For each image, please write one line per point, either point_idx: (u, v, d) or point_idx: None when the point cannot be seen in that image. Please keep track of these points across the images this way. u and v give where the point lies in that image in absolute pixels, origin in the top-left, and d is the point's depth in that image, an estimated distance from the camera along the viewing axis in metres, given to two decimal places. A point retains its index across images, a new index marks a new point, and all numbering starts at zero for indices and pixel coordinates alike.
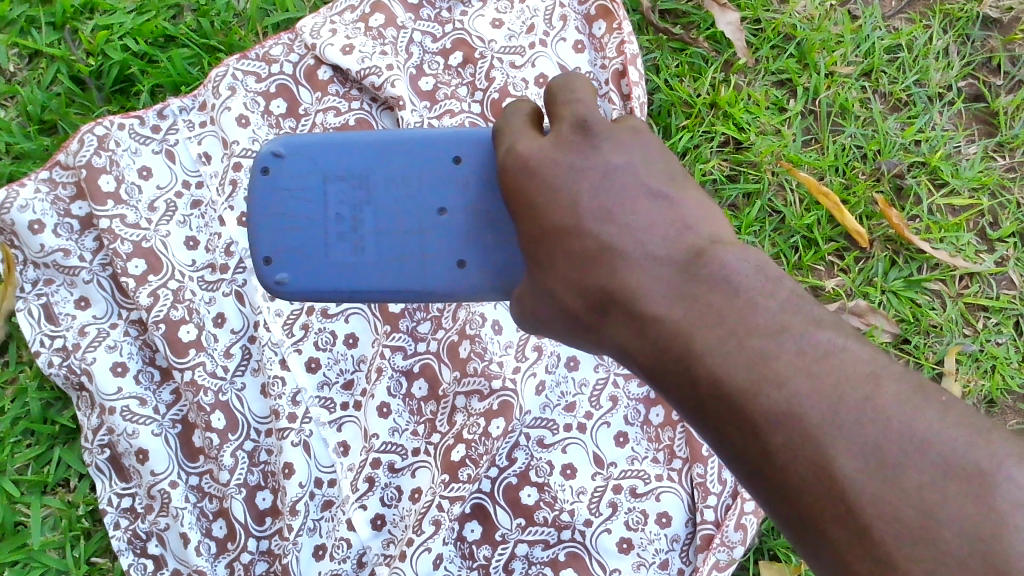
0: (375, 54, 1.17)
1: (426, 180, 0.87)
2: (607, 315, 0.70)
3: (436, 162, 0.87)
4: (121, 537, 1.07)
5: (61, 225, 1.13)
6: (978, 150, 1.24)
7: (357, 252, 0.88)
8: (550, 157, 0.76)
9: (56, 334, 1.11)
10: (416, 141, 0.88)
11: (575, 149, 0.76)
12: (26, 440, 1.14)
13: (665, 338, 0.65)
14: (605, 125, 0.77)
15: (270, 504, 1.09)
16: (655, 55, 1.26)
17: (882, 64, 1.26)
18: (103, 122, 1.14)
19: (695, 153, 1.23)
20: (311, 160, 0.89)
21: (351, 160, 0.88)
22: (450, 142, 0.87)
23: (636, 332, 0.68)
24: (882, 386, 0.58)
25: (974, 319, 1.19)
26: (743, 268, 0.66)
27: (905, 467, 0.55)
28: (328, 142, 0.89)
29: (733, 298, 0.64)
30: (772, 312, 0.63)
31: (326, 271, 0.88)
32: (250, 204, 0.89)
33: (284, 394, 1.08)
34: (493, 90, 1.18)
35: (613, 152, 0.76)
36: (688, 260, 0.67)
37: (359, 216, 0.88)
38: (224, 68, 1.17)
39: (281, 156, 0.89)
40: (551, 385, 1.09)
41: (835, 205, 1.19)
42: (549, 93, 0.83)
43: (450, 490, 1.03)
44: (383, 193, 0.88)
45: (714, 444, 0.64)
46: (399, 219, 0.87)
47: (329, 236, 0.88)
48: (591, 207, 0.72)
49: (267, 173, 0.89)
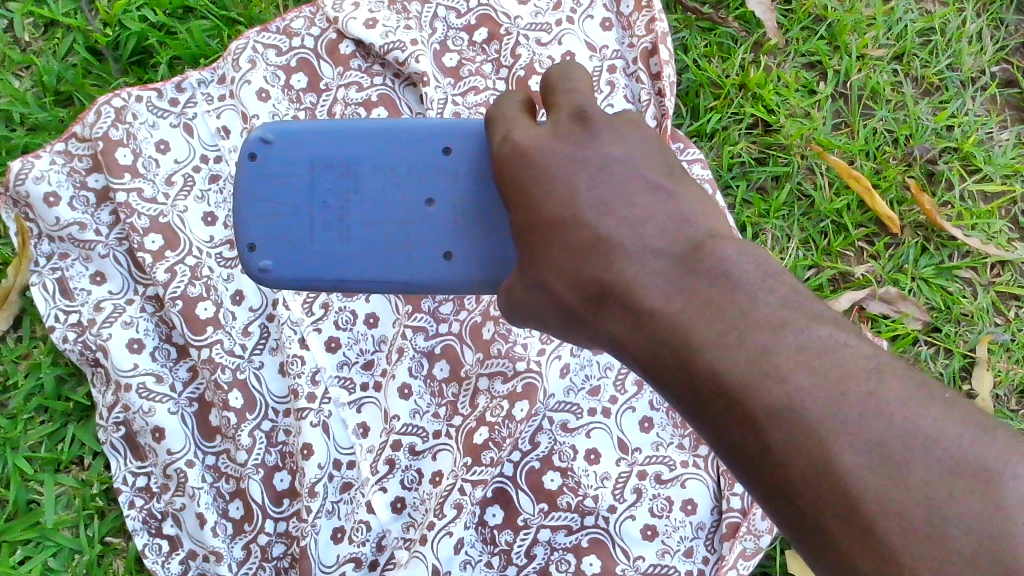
0: (399, 28, 1.14)
1: (415, 169, 0.84)
2: (601, 308, 0.66)
3: (427, 152, 0.84)
4: (136, 516, 1.06)
5: (77, 198, 1.11)
6: (1011, 136, 1.22)
7: (344, 242, 0.85)
8: (547, 147, 0.72)
9: (71, 309, 1.09)
10: (405, 128, 0.85)
11: (574, 139, 0.72)
12: (40, 417, 1.12)
13: (663, 333, 0.61)
14: (605, 117, 0.74)
15: (289, 485, 1.06)
16: (684, 35, 1.24)
17: (915, 47, 1.23)
18: (121, 94, 1.12)
19: (723, 136, 1.21)
20: (299, 145, 0.86)
21: (340, 149, 0.85)
22: (442, 131, 0.84)
23: (633, 326, 0.64)
24: (884, 382, 0.55)
25: (1005, 308, 1.17)
26: (743, 262, 0.62)
27: (910, 463, 0.51)
28: (318, 129, 0.86)
29: (733, 295, 0.60)
30: (771, 308, 0.59)
31: (310, 260, 0.85)
32: (235, 189, 0.86)
33: (303, 372, 1.06)
34: (518, 67, 1.15)
35: (610, 143, 0.72)
36: (686, 255, 0.63)
37: (346, 205, 0.85)
38: (244, 41, 1.14)
39: (269, 142, 0.86)
40: (576, 368, 1.07)
41: (865, 189, 1.17)
42: (547, 85, 0.80)
43: (472, 474, 1.01)
44: (371, 182, 0.85)
45: (712, 444, 0.60)
46: (387, 209, 0.84)
47: (315, 224, 0.85)
48: (587, 197, 0.69)
49: (254, 158, 0.86)
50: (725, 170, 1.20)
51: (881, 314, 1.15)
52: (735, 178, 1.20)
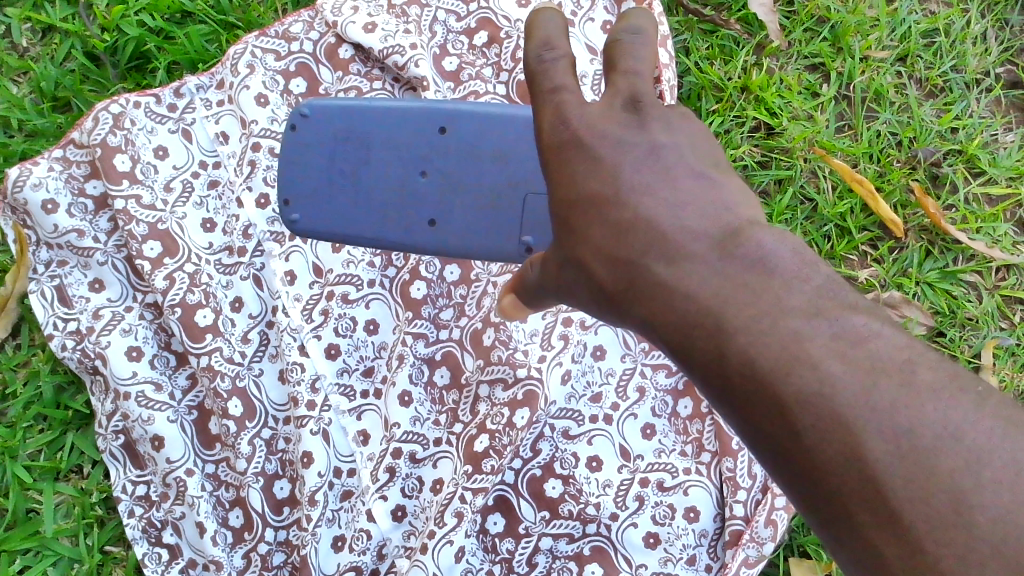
0: (398, 32, 1.13)
1: (467, 153, 0.92)
2: (623, 288, 0.63)
3: (437, 132, 0.93)
4: (135, 525, 1.05)
5: (75, 205, 1.10)
6: (1016, 138, 1.20)
7: (393, 211, 0.94)
8: (591, 120, 0.66)
9: (70, 317, 1.09)
10: (422, 111, 0.94)
11: (623, 121, 0.66)
12: (38, 425, 1.12)
13: (692, 315, 0.59)
14: (652, 89, 0.67)
15: (289, 493, 1.06)
16: (685, 37, 1.24)
17: (919, 48, 1.22)
18: (119, 100, 1.11)
19: (725, 139, 1.20)
20: (333, 118, 0.98)
21: (404, 127, 0.94)
22: (453, 114, 0.92)
23: (657, 306, 0.61)
24: (917, 373, 0.53)
25: (1010, 312, 1.16)
26: (779, 247, 0.59)
27: (942, 455, 0.50)
28: (349, 104, 0.97)
29: (769, 279, 0.57)
30: (806, 294, 0.56)
31: (359, 218, 0.95)
32: (280, 153, 0.99)
33: (303, 380, 1.05)
34: (519, 72, 1.14)
35: (654, 119, 0.66)
36: (723, 238, 0.60)
37: (403, 173, 0.94)
38: (243, 47, 1.13)
39: (309, 115, 0.98)
40: (577, 374, 1.06)
41: (870, 193, 1.16)
42: (606, 49, 0.68)
43: (473, 482, 1.00)
44: (429, 158, 0.93)
45: (734, 423, 0.58)
46: (437, 184, 0.93)
47: (373, 190, 0.95)
48: (627, 173, 0.64)
49: (295, 128, 0.98)
50: None
51: None
52: None
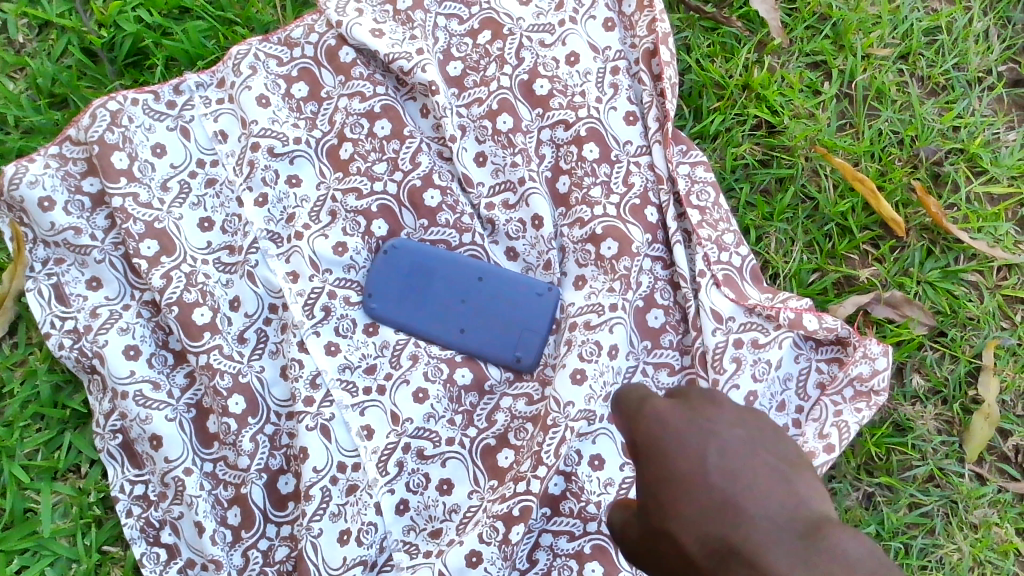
0: (405, 40, 1.13)
1: (537, 305, 1.07)
2: (720, 562, 0.63)
3: (528, 294, 1.08)
4: (133, 525, 1.05)
5: (72, 202, 1.10)
6: (1018, 137, 1.20)
7: (441, 323, 1.09)
8: (680, 424, 0.70)
9: (67, 315, 1.08)
10: (522, 285, 1.08)
11: (707, 429, 0.69)
12: (36, 424, 1.12)
13: (757, 556, 0.62)
14: (740, 411, 0.72)
15: (293, 488, 1.06)
16: (686, 34, 1.23)
17: (921, 46, 1.22)
18: (116, 97, 1.10)
19: (726, 137, 1.20)
20: (429, 268, 1.09)
21: (507, 282, 1.08)
22: (536, 290, 1.08)
23: (735, 539, 0.63)
24: None
25: (1011, 311, 1.15)
26: (861, 546, 0.60)
27: None
28: (459, 262, 1.09)
29: (840, 559, 0.60)
30: (862, 551, 0.60)
31: (416, 317, 1.09)
32: (371, 275, 1.09)
33: (302, 376, 1.05)
34: (521, 71, 1.14)
35: (733, 425, 0.70)
36: (804, 531, 0.62)
37: (467, 272, 1.09)
38: (246, 48, 1.13)
39: (404, 264, 1.09)
40: (594, 375, 1.02)
41: (870, 192, 1.15)
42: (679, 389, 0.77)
43: (494, 493, 1.02)
44: (483, 295, 1.08)
45: None
46: (485, 319, 1.08)
47: (423, 321, 1.09)
48: (717, 462, 0.67)
49: (387, 265, 1.09)
50: (728, 172, 1.19)
51: (886, 318, 1.14)
52: (738, 180, 1.19)
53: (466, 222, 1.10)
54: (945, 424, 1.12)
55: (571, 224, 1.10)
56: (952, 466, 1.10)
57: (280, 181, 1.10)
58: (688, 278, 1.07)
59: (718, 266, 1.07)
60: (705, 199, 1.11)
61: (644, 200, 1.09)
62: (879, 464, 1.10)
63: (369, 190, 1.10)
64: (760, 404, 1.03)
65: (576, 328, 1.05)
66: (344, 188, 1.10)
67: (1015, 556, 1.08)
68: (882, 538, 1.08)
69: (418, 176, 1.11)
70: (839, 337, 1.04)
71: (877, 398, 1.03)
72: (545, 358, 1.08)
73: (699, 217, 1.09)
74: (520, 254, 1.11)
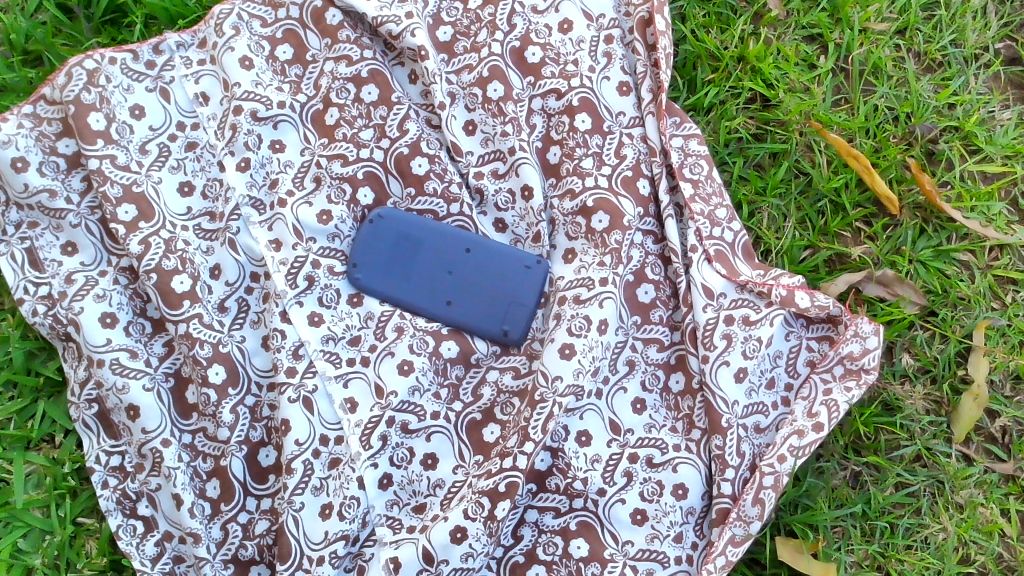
0: (394, 3, 1.10)
1: (525, 278, 1.05)
2: None
3: (516, 267, 1.05)
4: (109, 497, 1.03)
5: (46, 163, 1.06)
6: (1013, 115, 1.18)
7: (428, 295, 1.06)
8: None
9: (41, 281, 1.05)
10: (510, 258, 1.06)
11: None
12: (8, 392, 1.10)
13: None
14: None
15: (274, 461, 1.03)
16: (683, 4, 1.20)
17: (918, 21, 1.19)
18: (93, 55, 1.06)
19: (720, 110, 1.18)
20: (416, 239, 1.06)
21: (494, 254, 1.06)
22: (524, 263, 1.05)
23: None
24: None
25: (1003, 292, 1.14)
26: None
27: None
28: (446, 234, 1.06)
29: None
30: None
31: (402, 288, 1.06)
32: (357, 246, 1.06)
33: (284, 347, 1.02)
34: (513, 38, 1.11)
35: None
36: None
37: (454, 243, 1.06)
38: (229, 7, 1.09)
39: (390, 234, 1.06)
40: (583, 350, 1.00)
41: (865, 168, 1.13)
42: None
43: (480, 470, 1.01)
44: (471, 268, 1.06)
45: None
46: (473, 290, 1.06)
47: (409, 292, 1.06)
48: None
49: (373, 235, 1.06)
50: (721, 146, 1.17)
51: (877, 297, 1.13)
52: (731, 154, 1.18)
53: (454, 192, 1.07)
54: (933, 404, 1.12)
55: (561, 196, 1.08)
56: (939, 447, 1.10)
57: (263, 146, 1.07)
58: (679, 253, 1.05)
59: (710, 241, 1.05)
60: (698, 172, 1.09)
61: (637, 171, 1.07)
62: (867, 444, 1.10)
63: (356, 157, 1.07)
64: (750, 381, 1.01)
65: (565, 303, 1.03)
66: (328, 155, 1.07)
67: (1000, 537, 1.08)
68: (867, 517, 1.08)
69: (406, 144, 1.07)
70: (830, 316, 1.03)
71: (867, 377, 1.01)
72: (532, 332, 1.06)
73: (691, 191, 1.07)
74: (508, 226, 1.09)
